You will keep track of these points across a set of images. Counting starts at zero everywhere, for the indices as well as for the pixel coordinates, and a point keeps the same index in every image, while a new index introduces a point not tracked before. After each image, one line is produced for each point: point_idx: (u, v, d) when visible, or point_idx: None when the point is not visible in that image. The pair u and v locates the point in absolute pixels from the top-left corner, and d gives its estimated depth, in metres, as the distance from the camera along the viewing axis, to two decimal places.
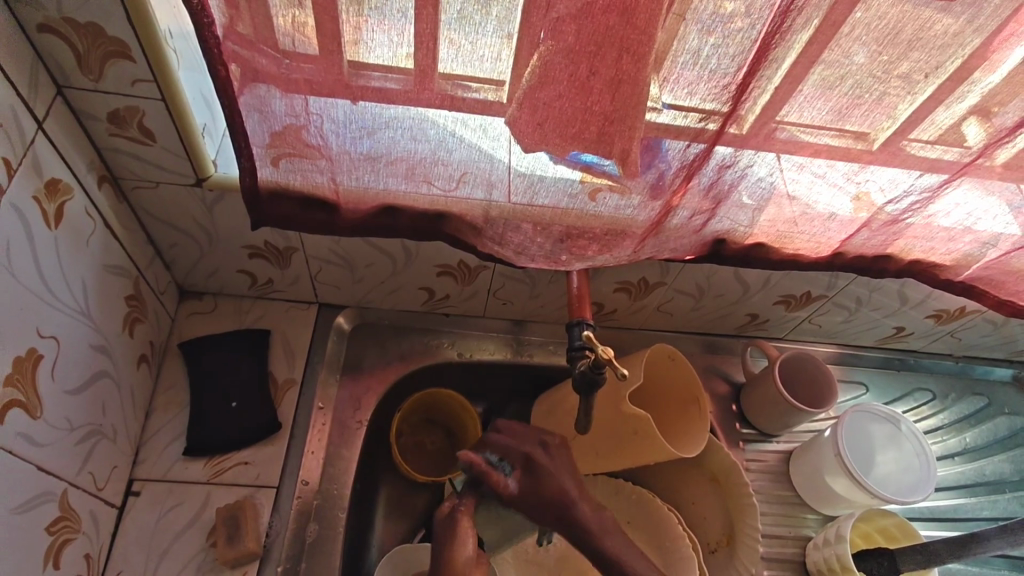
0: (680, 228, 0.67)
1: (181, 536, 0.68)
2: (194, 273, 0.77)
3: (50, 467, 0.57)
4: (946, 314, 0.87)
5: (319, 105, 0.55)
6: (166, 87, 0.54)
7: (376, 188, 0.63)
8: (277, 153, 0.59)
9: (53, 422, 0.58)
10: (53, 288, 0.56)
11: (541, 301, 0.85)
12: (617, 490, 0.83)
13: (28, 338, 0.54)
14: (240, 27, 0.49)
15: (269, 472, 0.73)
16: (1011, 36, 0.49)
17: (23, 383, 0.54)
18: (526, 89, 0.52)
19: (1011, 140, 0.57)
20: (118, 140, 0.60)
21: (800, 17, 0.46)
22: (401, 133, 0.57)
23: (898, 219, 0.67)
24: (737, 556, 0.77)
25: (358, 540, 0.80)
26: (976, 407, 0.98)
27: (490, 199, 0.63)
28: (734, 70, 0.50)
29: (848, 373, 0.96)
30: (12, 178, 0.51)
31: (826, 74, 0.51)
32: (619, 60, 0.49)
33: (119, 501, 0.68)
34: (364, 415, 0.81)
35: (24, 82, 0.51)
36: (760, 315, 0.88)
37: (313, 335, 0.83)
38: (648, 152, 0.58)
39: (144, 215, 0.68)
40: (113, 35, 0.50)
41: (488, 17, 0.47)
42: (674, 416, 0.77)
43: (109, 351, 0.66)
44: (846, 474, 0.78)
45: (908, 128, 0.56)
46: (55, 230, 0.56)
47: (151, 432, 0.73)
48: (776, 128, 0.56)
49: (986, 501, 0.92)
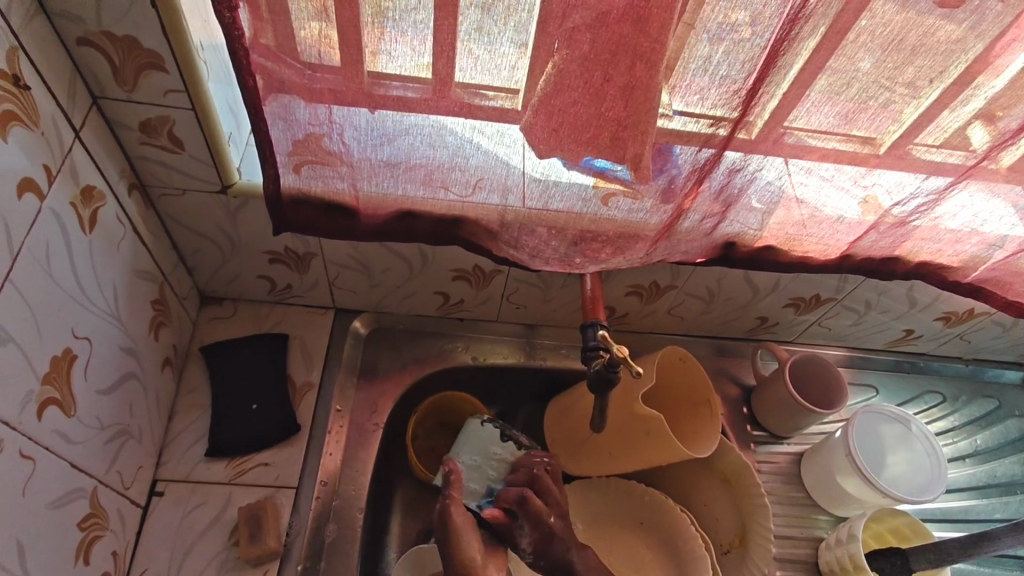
0: (691, 231, 0.69)
1: (204, 535, 0.70)
2: (215, 278, 0.79)
3: (81, 465, 0.59)
4: (955, 315, 0.87)
5: (342, 113, 0.57)
6: (196, 97, 0.57)
7: (394, 194, 0.65)
8: (299, 160, 0.62)
9: (85, 420, 0.60)
10: (86, 290, 0.58)
11: (554, 305, 0.87)
12: (630, 492, 0.84)
13: (63, 338, 0.56)
14: (265, 39, 0.51)
15: (289, 472, 0.75)
16: (1013, 42, 0.50)
17: (59, 381, 0.56)
18: (542, 94, 0.54)
19: (1015, 142, 0.59)
20: (148, 148, 0.62)
21: (807, 24, 0.48)
22: (420, 140, 0.59)
23: (906, 221, 0.68)
24: (749, 557, 0.78)
25: (375, 540, 0.81)
26: (987, 409, 0.99)
27: (505, 204, 0.65)
28: (743, 77, 0.52)
29: (858, 375, 0.97)
30: (51, 183, 0.53)
31: (832, 80, 0.53)
32: (631, 67, 0.51)
33: (143, 500, 0.70)
34: (381, 418, 0.83)
35: (63, 92, 0.53)
36: (770, 318, 0.89)
37: (330, 338, 0.84)
38: (659, 157, 0.59)
39: (171, 222, 0.70)
40: (148, 47, 0.52)
41: (505, 27, 0.49)
42: (686, 418, 0.78)
43: (136, 352, 0.68)
44: (856, 473, 0.79)
45: (914, 132, 0.58)
46: (89, 233, 0.58)
47: (174, 434, 0.75)
48: (784, 133, 0.58)
49: (998, 503, 0.92)
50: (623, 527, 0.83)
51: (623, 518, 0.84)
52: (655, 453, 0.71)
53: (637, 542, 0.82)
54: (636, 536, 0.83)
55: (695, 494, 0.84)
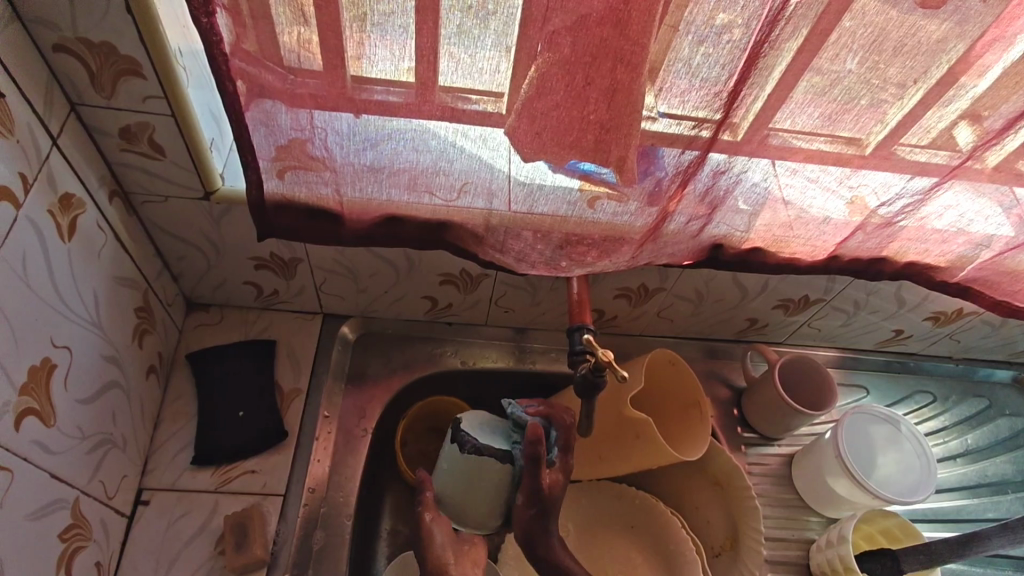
0: (677, 233, 0.69)
1: (190, 544, 0.69)
2: (201, 284, 0.79)
3: (62, 475, 0.59)
4: (945, 315, 0.87)
5: (323, 118, 0.57)
6: (176, 103, 0.56)
7: (378, 199, 0.65)
8: (282, 166, 0.61)
9: (65, 429, 0.59)
10: (65, 299, 0.58)
11: (543, 308, 0.86)
12: (620, 496, 0.84)
13: (42, 348, 0.56)
14: (245, 44, 0.51)
15: (276, 480, 0.74)
16: (994, 41, 0.50)
17: (38, 393, 0.55)
18: (524, 98, 0.53)
19: (999, 142, 0.59)
20: (128, 155, 0.61)
21: (788, 25, 0.48)
22: (402, 145, 0.59)
23: (892, 221, 0.68)
24: (741, 560, 0.77)
25: (364, 546, 0.81)
26: (977, 408, 0.99)
27: (490, 208, 0.65)
28: (726, 78, 0.52)
29: (849, 376, 0.97)
30: (28, 192, 0.53)
31: (817, 81, 0.53)
32: (613, 70, 0.51)
33: (128, 510, 0.69)
34: (369, 424, 0.82)
35: (40, 100, 0.53)
36: (760, 319, 0.89)
37: (318, 344, 0.84)
38: (644, 160, 0.59)
39: (154, 228, 0.70)
40: (125, 54, 0.52)
41: (486, 31, 0.49)
42: (676, 420, 0.78)
43: (119, 361, 0.67)
44: (846, 475, 0.79)
45: (899, 132, 0.57)
46: (68, 242, 0.58)
47: (160, 442, 0.74)
48: (769, 134, 0.58)
49: (989, 502, 0.92)
50: (614, 532, 0.83)
51: (614, 523, 0.83)
52: (644, 458, 0.71)
53: (629, 546, 0.82)
54: (628, 541, 0.82)
55: (686, 498, 0.84)
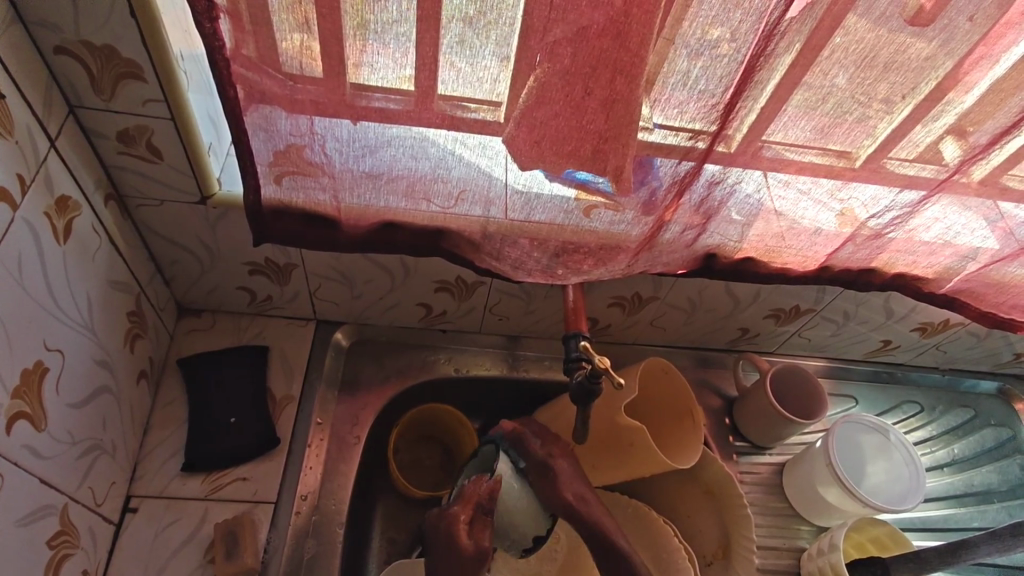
0: (671, 243, 0.69)
1: (179, 553, 0.68)
2: (193, 289, 0.78)
3: (52, 481, 0.58)
4: (931, 326, 0.89)
5: (323, 124, 0.57)
6: (175, 106, 0.56)
7: (376, 206, 0.65)
8: (280, 171, 0.61)
9: (56, 434, 0.58)
10: (59, 300, 0.57)
11: (538, 315, 0.86)
12: (612, 505, 0.83)
13: (35, 351, 0.55)
14: (245, 50, 0.51)
15: (268, 487, 0.73)
16: (980, 59, 0.52)
17: (31, 396, 0.55)
18: (524, 107, 0.54)
19: (985, 157, 0.60)
20: (124, 158, 0.61)
21: (782, 41, 0.49)
22: (402, 152, 0.59)
23: (881, 234, 0.69)
24: (734, 568, 0.78)
25: (356, 553, 0.80)
26: (962, 418, 1.00)
27: (487, 215, 0.65)
28: (721, 91, 0.53)
29: (837, 386, 0.98)
30: (25, 194, 0.52)
31: (808, 95, 0.54)
32: (612, 81, 0.51)
33: (116, 518, 0.68)
34: (362, 431, 0.82)
35: (39, 102, 0.53)
36: (751, 329, 0.90)
37: (311, 351, 0.84)
38: (640, 169, 0.60)
39: (147, 232, 0.69)
40: (127, 56, 0.52)
41: (486, 41, 0.50)
42: (668, 428, 0.78)
43: (111, 365, 0.66)
44: (837, 484, 0.80)
45: (888, 146, 0.59)
46: (63, 244, 0.57)
47: (149, 449, 0.73)
48: (763, 146, 0.59)
49: (976, 512, 0.94)
50: None
51: None
52: (638, 465, 0.71)
53: None
54: None
55: (679, 507, 0.84)
